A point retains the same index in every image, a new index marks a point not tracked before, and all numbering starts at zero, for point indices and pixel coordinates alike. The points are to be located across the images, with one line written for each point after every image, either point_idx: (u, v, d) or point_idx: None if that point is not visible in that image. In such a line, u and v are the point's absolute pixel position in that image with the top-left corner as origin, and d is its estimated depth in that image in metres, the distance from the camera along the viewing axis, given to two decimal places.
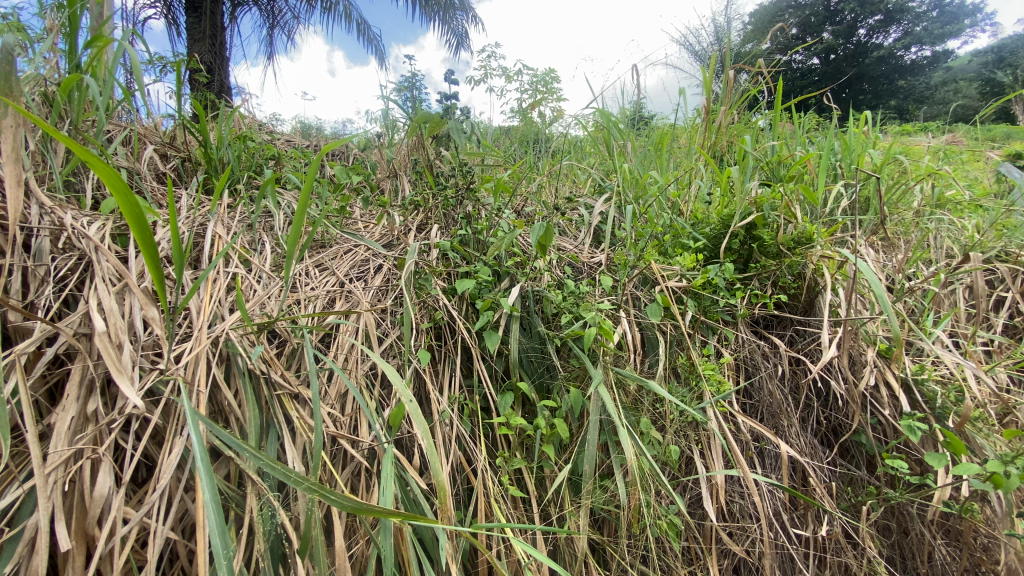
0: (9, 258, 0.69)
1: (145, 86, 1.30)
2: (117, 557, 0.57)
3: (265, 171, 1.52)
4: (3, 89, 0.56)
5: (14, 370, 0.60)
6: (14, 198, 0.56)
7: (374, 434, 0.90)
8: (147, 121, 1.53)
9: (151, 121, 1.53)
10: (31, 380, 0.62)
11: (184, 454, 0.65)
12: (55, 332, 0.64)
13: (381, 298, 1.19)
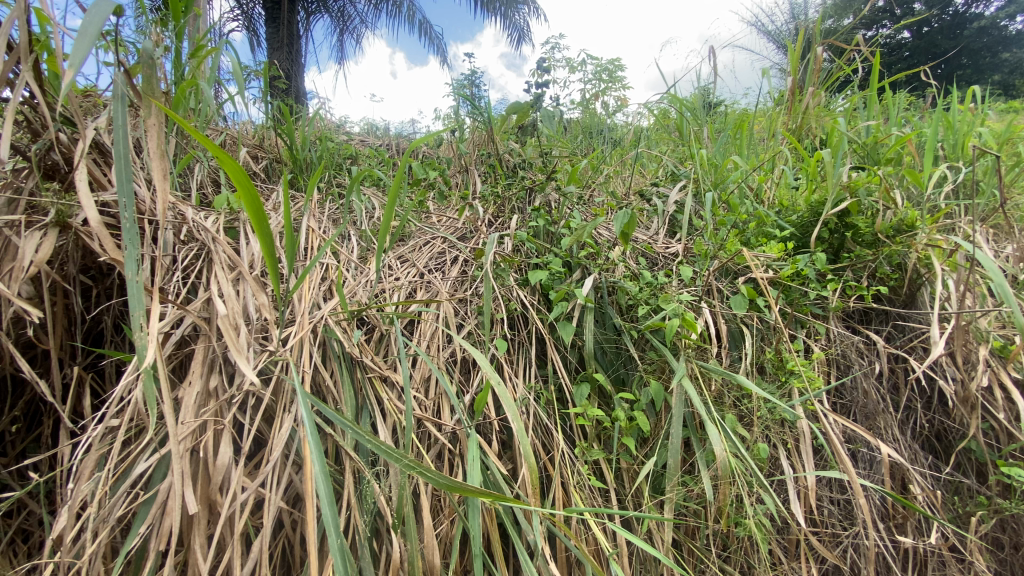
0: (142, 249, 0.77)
1: (235, 92, 1.39)
2: (237, 521, 0.62)
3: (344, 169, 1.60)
4: (145, 90, 0.60)
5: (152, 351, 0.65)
6: (161, 194, 0.63)
7: (457, 419, 0.93)
8: (236, 126, 1.65)
9: (239, 126, 1.64)
10: (164, 357, 0.68)
11: (293, 431, 0.71)
12: (182, 315, 0.71)
13: (458, 288, 1.22)
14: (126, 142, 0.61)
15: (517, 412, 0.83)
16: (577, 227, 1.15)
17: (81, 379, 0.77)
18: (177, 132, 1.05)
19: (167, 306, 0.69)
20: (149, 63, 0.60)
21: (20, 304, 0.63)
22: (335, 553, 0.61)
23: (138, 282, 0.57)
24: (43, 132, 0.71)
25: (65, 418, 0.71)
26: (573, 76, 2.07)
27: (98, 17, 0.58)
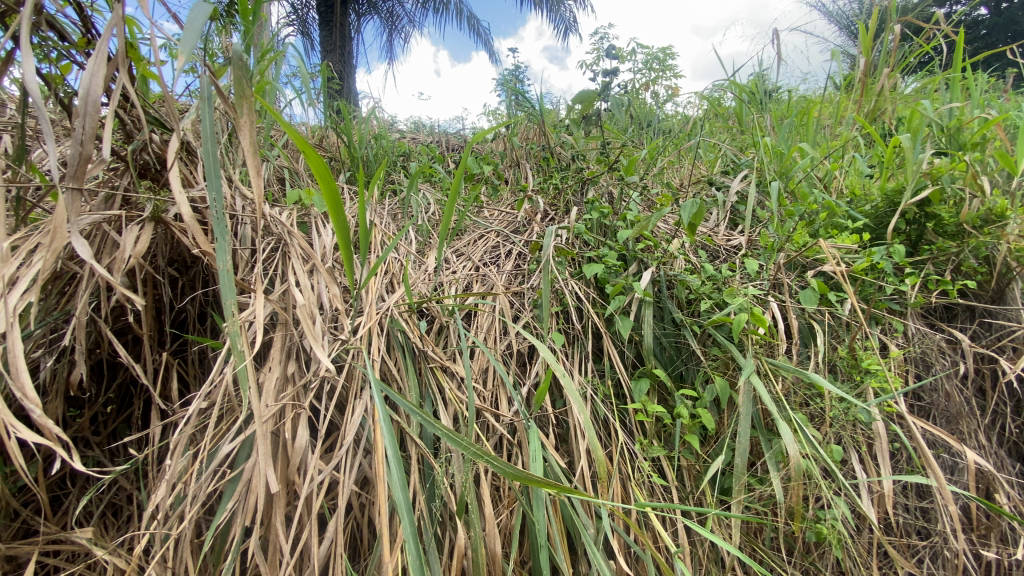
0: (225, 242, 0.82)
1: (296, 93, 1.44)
2: (314, 501, 0.65)
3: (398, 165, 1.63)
4: (235, 91, 0.64)
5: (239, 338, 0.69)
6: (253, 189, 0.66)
7: (516, 410, 0.93)
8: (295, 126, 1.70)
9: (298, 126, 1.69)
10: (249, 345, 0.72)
11: (364, 417, 0.73)
12: (262, 305, 0.75)
13: (513, 282, 1.22)
14: (216, 139, 0.64)
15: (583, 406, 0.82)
16: (642, 217, 1.14)
17: (169, 364, 0.83)
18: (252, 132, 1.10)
19: (251, 296, 0.73)
20: (242, 63, 0.63)
21: (123, 294, 0.68)
22: (407, 536, 0.63)
23: (230, 272, 0.60)
24: (137, 132, 0.76)
25: (157, 400, 0.76)
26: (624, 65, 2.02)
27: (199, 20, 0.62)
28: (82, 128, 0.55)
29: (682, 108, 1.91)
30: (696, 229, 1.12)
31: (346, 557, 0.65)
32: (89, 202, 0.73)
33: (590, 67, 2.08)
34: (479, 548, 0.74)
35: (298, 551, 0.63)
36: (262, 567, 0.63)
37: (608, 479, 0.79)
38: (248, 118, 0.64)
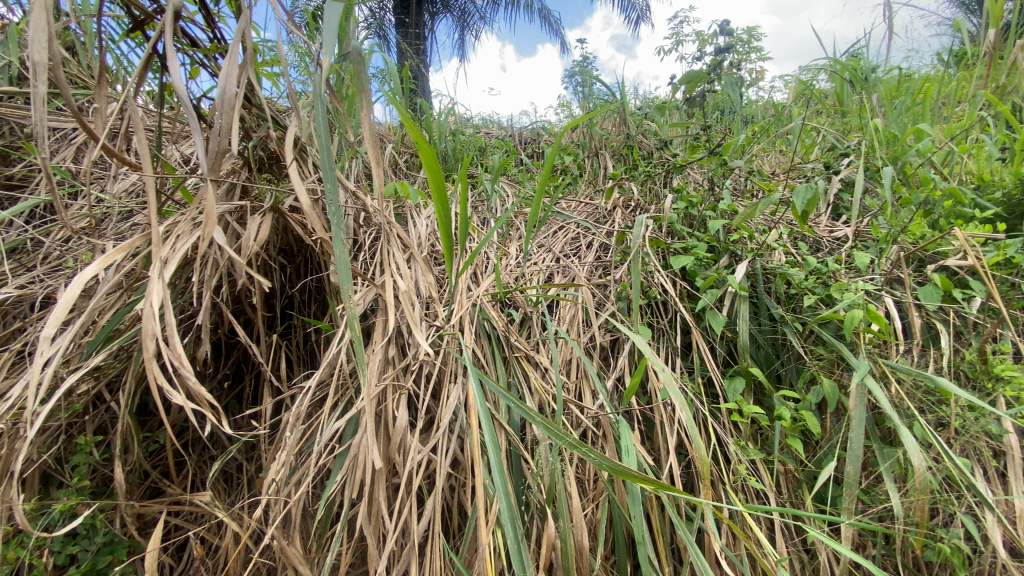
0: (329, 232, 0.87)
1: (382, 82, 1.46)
2: (415, 480, 0.68)
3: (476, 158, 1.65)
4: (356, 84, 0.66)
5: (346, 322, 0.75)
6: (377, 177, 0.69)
7: (601, 404, 0.90)
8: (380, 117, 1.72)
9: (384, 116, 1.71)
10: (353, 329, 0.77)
11: (458, 401, 0.76)
12: (368, 291, 0.81)
13: (597, 273, 1.16)
14: (329, 132, 0.67)
15: (681, 401, 0.79)
16: (749, 202, 1.11)
17: (277, 344, 0.90)
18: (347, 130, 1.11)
19: (361, 283, 0.80)
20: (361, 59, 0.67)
21: (251, 277, 0.75)
22: (505, 518, 0.64)
23: (347, 259, 0.62)
24: (255, 129, 0.82)
25: (270, 376, 0.84)
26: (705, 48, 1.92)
27: (326, 20, 0.65)
28: (219, 123, 0.59)
29: (769, 92, 1.79)
30: (808, 218, 1.05)
31: (444, 536, 0.67)
32: (217, 194, 0.80)
33: (669, 53, 2.00)
34: (569, 538, 0.73)
35: (400, 526, 0.66)
36: (367, 540, 0.66)
37: (711, 478, 0.75)
38: (363, 111, 0.67)
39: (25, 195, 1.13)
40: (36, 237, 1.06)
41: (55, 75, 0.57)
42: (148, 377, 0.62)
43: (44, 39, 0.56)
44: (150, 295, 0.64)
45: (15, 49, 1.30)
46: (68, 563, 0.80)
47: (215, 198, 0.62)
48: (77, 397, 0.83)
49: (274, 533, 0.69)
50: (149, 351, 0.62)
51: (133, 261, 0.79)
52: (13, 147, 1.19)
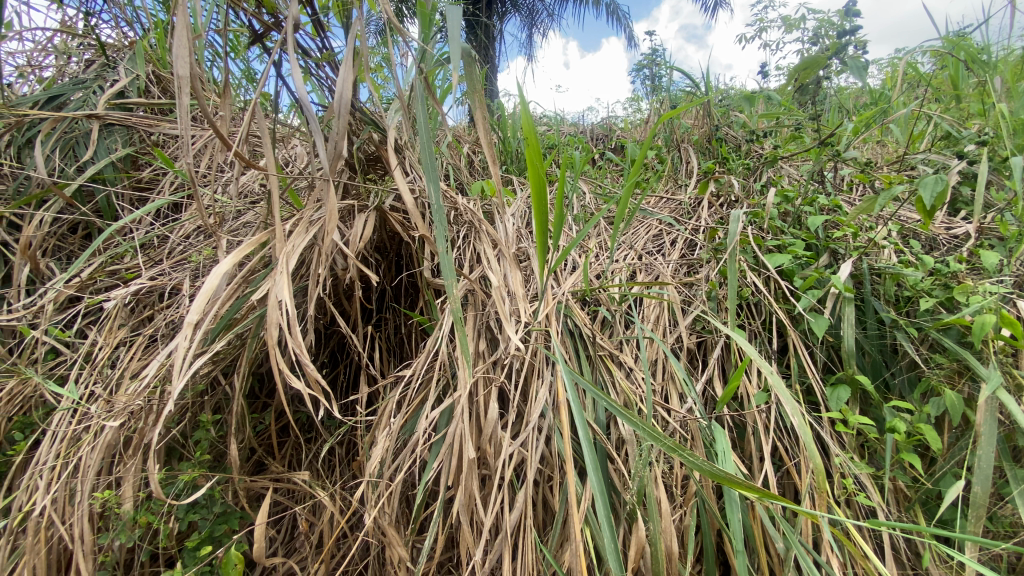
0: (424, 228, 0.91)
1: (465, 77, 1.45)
2: (507, 473, 0.69)
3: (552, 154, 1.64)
4: (473, 91, 0.75)
5: (447, 315, 0.80)
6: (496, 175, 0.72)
7: (690, 406, 0.86)
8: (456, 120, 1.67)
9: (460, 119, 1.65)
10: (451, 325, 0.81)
11: (548, 398, 0.76)
12: (463, 287, 0.84)
13: (684, 273, 1.09)
14: (432, 138, 0.70)
15: (795, 409, 0.71)
16: (866, 196, 1.00)
17: (373, 336, 0.96)
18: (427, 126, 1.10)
19: (459, 280, 0.83)
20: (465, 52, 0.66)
21: (357, 272, 0.80)
22: (601, 516, 0.63)
23: (449, 255, 0.64)
24: (358, 133, 0.87)
25: (368, 366, 0.89)
26: (793, 35, 1.82)
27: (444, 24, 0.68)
28: (336, 128, 0.63)
29: (867, 78, 1.66)
30: (936, 214, 0.95)
31: (536, 530, 0.68)
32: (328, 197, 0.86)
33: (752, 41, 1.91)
34: (662, 541, 0.72)
35: (494, 516, 0.67)
36: (462, 527, 0.68)
37: (820, 490, 0.71)
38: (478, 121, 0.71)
39: (153, 196, 1.26)
40: (162, 234, 1.18)
41: (193, 87, 0.63)
42: (271, 362, 0.69)
43: (186, 55, 0.63)
44: (275, 288, 0.71)
45: (143, 65, 1.45)
46: (189, 528, 0.89)
47: (331, 197, 0.67)
48: (201, 378, 0.92)
49: (374, 514, 0.73)
50: (273, 339, 0.69)
51: (258, 257, 0.88)
52: (142, 153, 1.33)
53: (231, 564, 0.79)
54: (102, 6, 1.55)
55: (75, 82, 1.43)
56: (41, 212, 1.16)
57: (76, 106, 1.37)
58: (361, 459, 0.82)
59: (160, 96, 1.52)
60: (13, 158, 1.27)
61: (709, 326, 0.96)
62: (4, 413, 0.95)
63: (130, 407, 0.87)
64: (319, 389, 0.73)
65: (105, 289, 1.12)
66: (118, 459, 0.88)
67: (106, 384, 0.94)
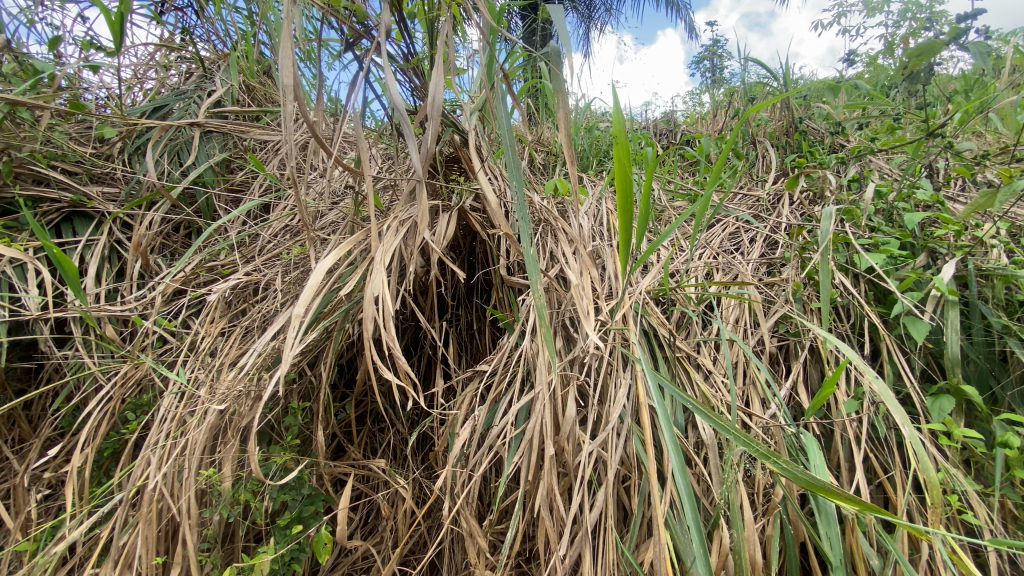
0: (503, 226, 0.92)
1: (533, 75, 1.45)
2: (586, 471, 0.70)
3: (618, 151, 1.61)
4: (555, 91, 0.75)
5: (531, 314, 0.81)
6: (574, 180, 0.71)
7: (775, 411, 0.82)
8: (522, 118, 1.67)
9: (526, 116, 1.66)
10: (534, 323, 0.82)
11: (628, 399, 0.75)
12: (543, 285, 0.85)
13: (764, 272, 1.05)
14: (514, 140, 0.71)
15: (902, 417, 0.68)
16: (983, 190, 0.87)
17: (449, 332, 0.99)
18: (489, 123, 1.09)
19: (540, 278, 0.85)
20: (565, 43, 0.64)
21: (441, 269, 0.83)
22: (687, 521, 0.62)
23: (534, 256, 0.65)
24: (440, 135, 0.89)
25: (445, 360, 0.92)
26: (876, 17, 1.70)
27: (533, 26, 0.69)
28: (428, 132, 0.66)
29: (963, 61, 1.53)
30: None
31: (616, 530, 0.68)
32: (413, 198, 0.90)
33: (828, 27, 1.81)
34: (746, 550, 0.69)
35: (575, 513, 0.67)
36: (543, 523, 0.68)
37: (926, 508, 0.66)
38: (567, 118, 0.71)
39: (245, 198, 1.35)
40: (254, 233, 1.27)
41: (296, 97, 0.67)
42: (365, 355, 0.72)
43: (289, 66, 0.67)
44: (369, 284, 0.75)
45: (236, 76, 1.56)
46: (280, 508, 0.95)
47: (423, 196, 0.70)
48: (293, 368, 0.98)
49: (454, 504, 0.75)
50: (367, 333, 0.72)
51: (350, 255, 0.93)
52: (236, 157, 1.43)
53: (321, 544, 0.84)
54: (197, 22, 1.67)
55: (177, 93, 1.56)
56: (151, 213, 1.28)
57: (179, 115, 1.49)
58: (440, 450, 0.85)
59: (249, 104, 1.63)
60: (126, 164, 1.40)
61: (793, 328, 0.92)
62: (120, 394, 1.07)
63: (230, 392, 0.93)
64: (406, 381, 0.77)
65: (205, 283, 1.21)
66: (219, 440, 0.95)
67: (208, 370, 1.02)
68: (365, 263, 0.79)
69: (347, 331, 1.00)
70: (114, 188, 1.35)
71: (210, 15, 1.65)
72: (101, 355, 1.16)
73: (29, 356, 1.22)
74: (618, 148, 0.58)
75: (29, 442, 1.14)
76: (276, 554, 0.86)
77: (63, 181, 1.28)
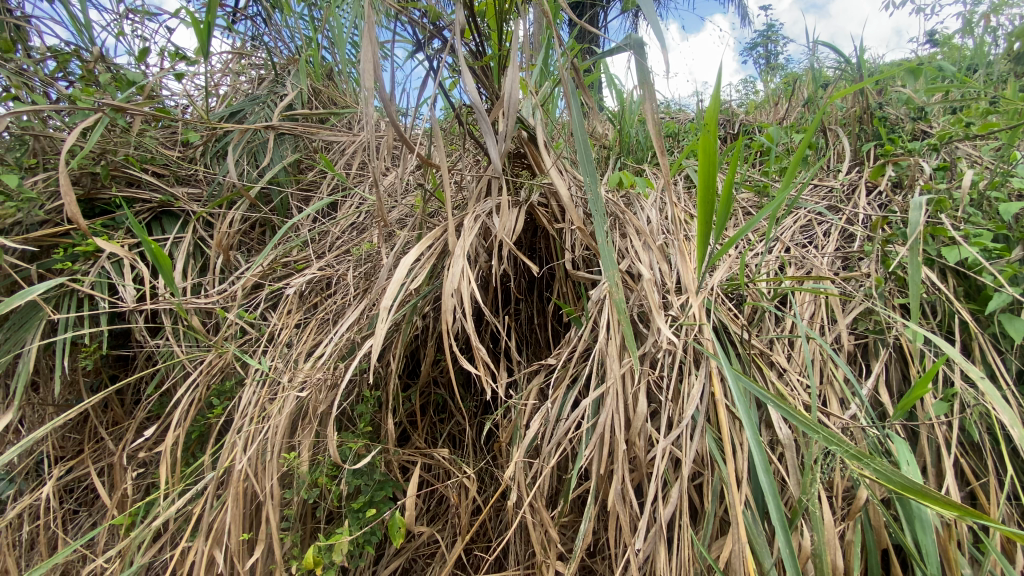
0: (570, 220, 0.93)
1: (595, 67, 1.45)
2: (660, 467, 0.69)
3: (678, 142, 1.58)
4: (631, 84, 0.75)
5: (603, 306, 0.82)
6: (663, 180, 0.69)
7: (857, 412, 0.79)
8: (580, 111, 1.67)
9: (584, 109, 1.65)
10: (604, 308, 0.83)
11: (702, 397, 0.75)
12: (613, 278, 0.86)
13: (840, 266, 1.00)
14: (587, 133, 0.72)
15: (1010, 416, 0.66)
16: None
17: (513, 326, 1.00)
18: (552, 118, 1.10)
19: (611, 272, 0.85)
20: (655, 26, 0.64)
21: (515, 264, 0.85)
22: (770, 520, 0.61)
23: (609, 247, 0.67)
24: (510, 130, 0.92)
25: (511, 352, 0.94)
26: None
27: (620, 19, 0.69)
28: (505, 129, 0.71)
29: None
30: None
31: (691, 527, 0.67)
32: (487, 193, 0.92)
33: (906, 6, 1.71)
34: (827, 553, 0.67)
35: (649, 508, 0.67)
36: (615, 517, 0.69)
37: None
38: (649, 104, 0.70)
39: (316, 197, 1.42)
40: (325, 230, 1.33)
41: (379, 95, 0.71)
42: (443, 347, 0.75)
43: (372, 67, 0.70)
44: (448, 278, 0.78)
45: (304, 80, 1.64)
46: (353, 492, 0.99)
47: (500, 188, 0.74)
48: (365, 359, 1.02)
49: (525, 494, 0.77)
50: (445, 325, 0.75)
51: (423, 250, 0.97)
52: (307, 158, 1.51)
53: (394, 527, 0.88)
54: (267, 29, 1.76)
55: (251, 98, 1.65)
56: (232, 212, 1.36)
57: (254, 118, 1.58)
58: (508, 442, 0.87)
59: (317, 106, 1.70)
60: (208, 166, 1.50)
61: (875, 325, 0.88)
62: (206, 381, 1.13)
63: (310, 380, 0.99)
64: (480, 372, 0.79)
65: (282, 277, 1.29)
66: (298, 426, 1.01)
67: (286, 359, 1.08)
68: (442, 257, 0.82)
69: (415, 324, 1.03)
70: (197, 189, 1.45)
71: (278, 22, 1.75)
72: (188, 345, 1.23)
73: (123, 345, 1.33)
74: (705, 131, 0.58)
75: (125, 425, 1.24)
76: (352, 536, 0.90)
77: (153, 183, 1.38)
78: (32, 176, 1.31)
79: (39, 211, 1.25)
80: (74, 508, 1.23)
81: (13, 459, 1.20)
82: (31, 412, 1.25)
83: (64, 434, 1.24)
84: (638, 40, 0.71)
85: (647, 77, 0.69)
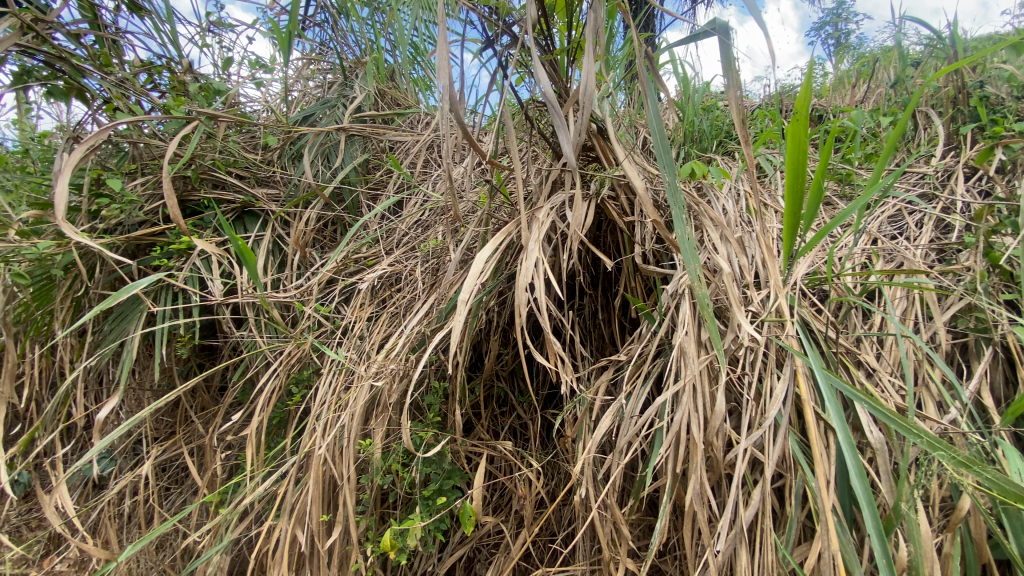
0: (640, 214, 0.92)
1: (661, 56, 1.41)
2: (738, 468, 0.67)
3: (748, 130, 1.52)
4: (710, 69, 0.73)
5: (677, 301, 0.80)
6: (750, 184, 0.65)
7: (959, 416, 0.73)
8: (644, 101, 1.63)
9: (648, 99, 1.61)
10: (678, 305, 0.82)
11: (785, 396, 0.71)
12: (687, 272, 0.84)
13: (935, 258, 0.93)
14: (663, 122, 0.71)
15: None
16: None
17: (580, 321, 1.00)
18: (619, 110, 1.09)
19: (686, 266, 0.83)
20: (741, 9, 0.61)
21: (586, 257, 0.84)
22: (863, 526, 0.58)
23: (687, 238, 0.65)
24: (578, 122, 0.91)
25: (579, 348, 0.94)
26: None
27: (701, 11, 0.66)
28: (579, 120, 0.71)
29: None
30: None
31: (772, 530, 0.65)
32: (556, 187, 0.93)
33: None
34: (926, 565, 0.63)
35: (728, 508, 0.66)
36: (691, 516, 0.67)
37: None
38: (729, 91, 0.67)
39: (384, 195, 1.47)
40: (394, 226, 1.37)
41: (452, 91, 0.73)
42: (516, 340, 0.76)
43: (446, 64, 0.72)
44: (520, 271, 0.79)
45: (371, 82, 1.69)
46: (423, 481, 1.02)
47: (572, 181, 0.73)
48: (434, 352, 1.05)
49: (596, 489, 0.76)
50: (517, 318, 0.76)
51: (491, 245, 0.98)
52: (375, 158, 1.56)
53: (464, 516, 0.90)
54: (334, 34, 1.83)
55: (323, 101, 1.73)
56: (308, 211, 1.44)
57: (326, 120, 1.66)
58: (576, 436, 0.87)
59: (383, 107, 1.75)
60: (284, 167, 1.58)
61: (977, 323, 0.81)
62: (286, 371, 1.20)
63: (384, 371, 1.02)
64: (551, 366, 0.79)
65: (354, 273, 1.34)
66: (371, 415, 1.05)
67: (359, 351, 1.13)
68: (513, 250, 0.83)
69: (482, 318, 1.05)
70: (275, 190, 1.53)
71: (344, 27, 1.81)
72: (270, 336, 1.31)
73: (211, 336, 1.43)
74: (797, 116, 0.55)
75: (212, 410, 1.34)
76: (424, 522, 0.94)
77: (237, 184, 1.48)
78: (132, 180, 1.43)
79: (138, 212, 1.37)
80: (167, 486, 1.34)
81: (115, 438, 1.32)
82: (131, 396, 1.37)
83: (158, 417, 1.35)
84: (721, 25, 0.68)
85: (729, 63, 0.66)
